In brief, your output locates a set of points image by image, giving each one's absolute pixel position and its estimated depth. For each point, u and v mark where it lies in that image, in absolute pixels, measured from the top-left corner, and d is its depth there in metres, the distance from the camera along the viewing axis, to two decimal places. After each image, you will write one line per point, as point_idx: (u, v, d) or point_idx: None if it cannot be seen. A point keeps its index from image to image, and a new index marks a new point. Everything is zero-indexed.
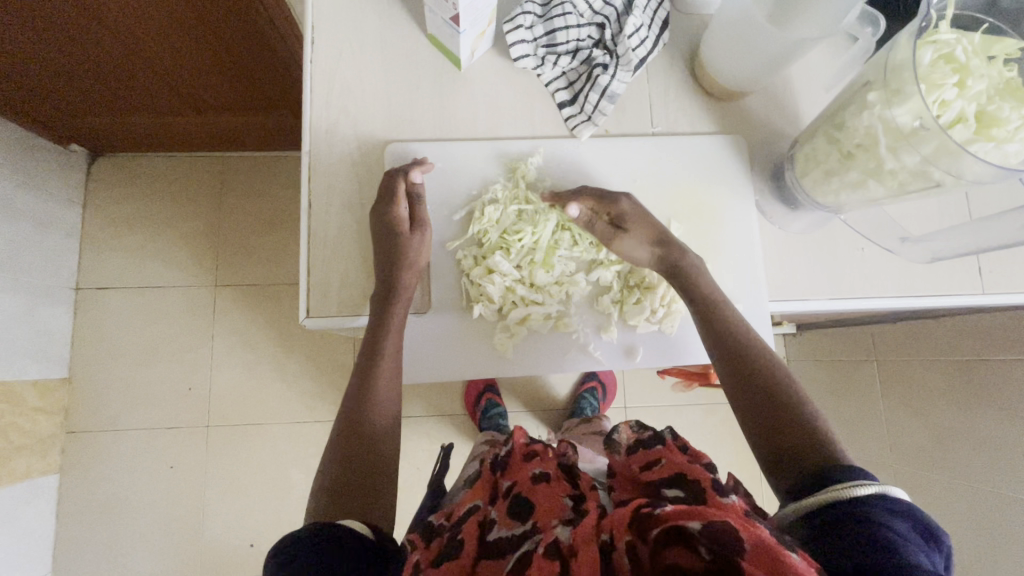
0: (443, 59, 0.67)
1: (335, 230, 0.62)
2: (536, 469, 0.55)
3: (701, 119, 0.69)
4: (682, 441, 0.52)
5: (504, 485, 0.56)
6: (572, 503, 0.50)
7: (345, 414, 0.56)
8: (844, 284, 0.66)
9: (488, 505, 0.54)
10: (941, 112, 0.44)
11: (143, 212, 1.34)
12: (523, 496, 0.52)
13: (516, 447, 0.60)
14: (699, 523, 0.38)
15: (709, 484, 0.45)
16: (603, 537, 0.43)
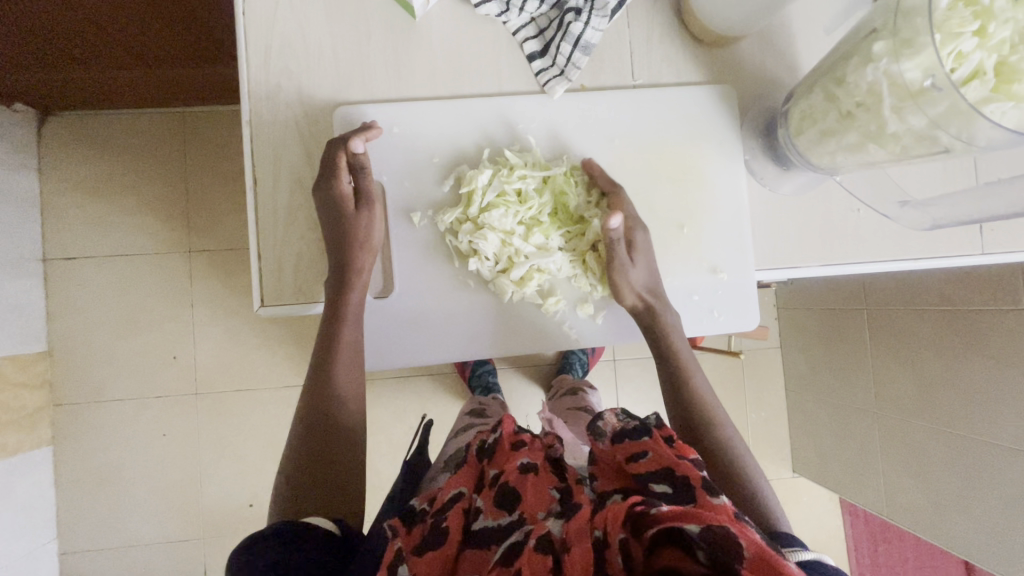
0: (395, 6, 0.59)
1: (285, 210, 0.57)
2: (524, 459, 0.51)
3: (690, 67, 0.62)
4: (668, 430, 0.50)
5: (491, 473, 0.52)
6: (560, 496, 0.48)
7: (304, 411, 0.54)
8: (834, 250, 0.62)
9: (473, 493, 0.51)
10: (954, 71, 0.38)
11: (104, 176, 1.26)
12: (508, 488, 0.49)
13: (504, 433, 0.55)
14: (697, 527, 0.36)
15: (698, 482, 0.44)
16: (597, 532, 0.41)
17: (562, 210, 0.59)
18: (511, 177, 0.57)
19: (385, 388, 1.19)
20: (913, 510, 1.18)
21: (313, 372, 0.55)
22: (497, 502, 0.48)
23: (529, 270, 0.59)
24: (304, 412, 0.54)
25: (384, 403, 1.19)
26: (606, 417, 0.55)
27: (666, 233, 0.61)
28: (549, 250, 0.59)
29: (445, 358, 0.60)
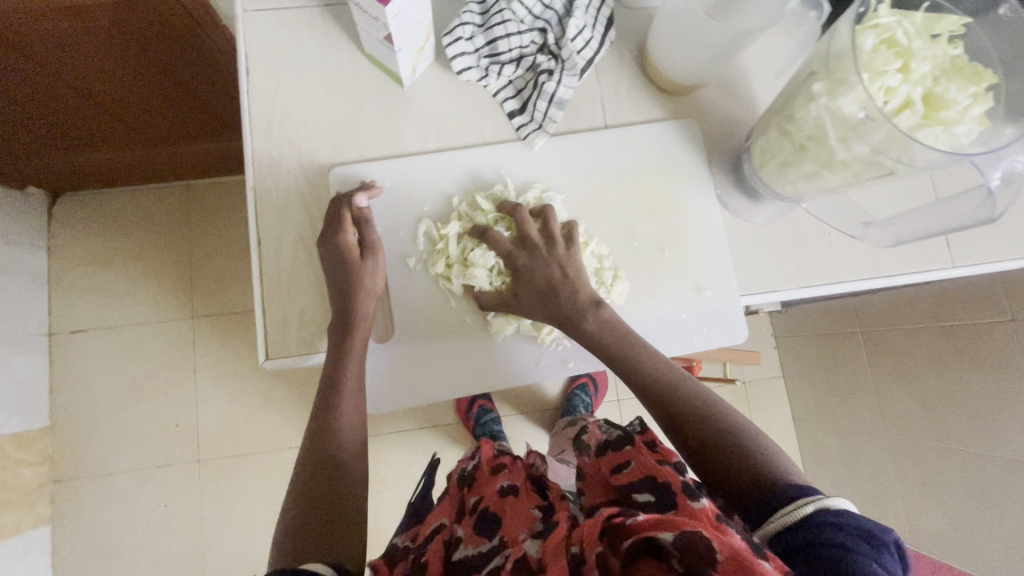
0: (384, 77, 0.65)
1: (287, 264, 0.61)
2: (504, 482, 0.52)
3: (658, 114, 0.67)
4: (650, 435, 0.54)
5: (470, 500, 0.52)
6: (542, 514, 0.48)
7: (308, 451, 0.53)
8: (812, 272, 0.65)
9: (454, 522, 0.50)
10: (887, 107, 0.43)
11: (112, 250, 1.31)
12: (489, 513, 0.48)
13: (483, 459, 0.56)
14: (671, 535, 0.38)
15: (678, 487, 0.45)
16: (573, 549, 0.41)
17: None
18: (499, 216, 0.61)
19: (390, 442, 1.19)
20: (937, 536, 1.15)
21: (315, 415, 0.55)
22: (477, 529, 0.47)
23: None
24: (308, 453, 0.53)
25: (389, 458, 1.18)
26: (591, 433, 0.62)
27: (650, 260, 0.64)
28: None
29: (450, 395, 0.61)
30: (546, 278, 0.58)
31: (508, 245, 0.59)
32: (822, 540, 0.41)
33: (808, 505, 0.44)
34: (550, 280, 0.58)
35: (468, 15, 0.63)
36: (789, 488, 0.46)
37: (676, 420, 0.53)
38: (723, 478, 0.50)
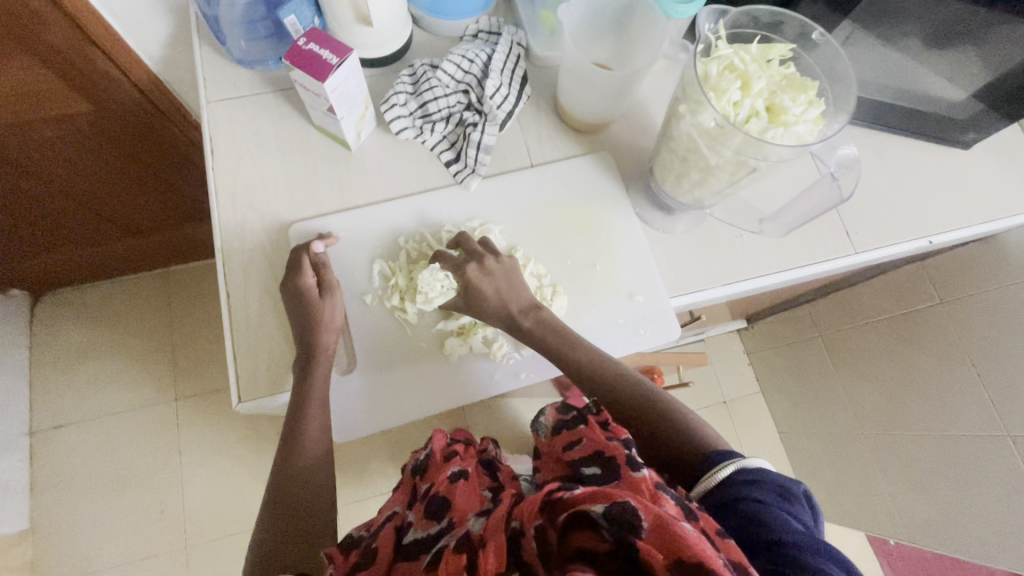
0: (334, 144, 0.74)
1: (256, 314, 0.67)
2: (455, 468, 0.59)
3: (577, 150, 0.77)
4: (604, 415, 0.58)
5: (424, 488, 0.60)
6: (492, 496, 0.56)
7: (277, 475, 0.57)
8: (732, 270, 0.72)
9: (406, 510, 0.57)
10: (734, 118, 0.52)
11: (94, 343, 1.36)
12: (440, 498, 0.55)
13: (437, 449, 0.64)
14: (602, 507, 0.42)
15: (623, 459, 0.49)
16: (513, 524, 0.45)
17: None
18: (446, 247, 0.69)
19: None
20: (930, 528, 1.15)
21: (283, 446, 0.59)
22: (428, 513, 0.53)
23: (471, 324, 0.67)
24: (277, 477, 0.57)
25: None
26: (549, 415, 0.65)
27: (583, 273, 0.72)
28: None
29: (414, 417, 0.65)
30: (478, 300, 0.64)
31: (453, 261, 0.64)
32: (738, 498, 0.46)
33: (727, 470, 0.49)
34: (483, 300, 0.64)
35: (401, 86, 0.73)
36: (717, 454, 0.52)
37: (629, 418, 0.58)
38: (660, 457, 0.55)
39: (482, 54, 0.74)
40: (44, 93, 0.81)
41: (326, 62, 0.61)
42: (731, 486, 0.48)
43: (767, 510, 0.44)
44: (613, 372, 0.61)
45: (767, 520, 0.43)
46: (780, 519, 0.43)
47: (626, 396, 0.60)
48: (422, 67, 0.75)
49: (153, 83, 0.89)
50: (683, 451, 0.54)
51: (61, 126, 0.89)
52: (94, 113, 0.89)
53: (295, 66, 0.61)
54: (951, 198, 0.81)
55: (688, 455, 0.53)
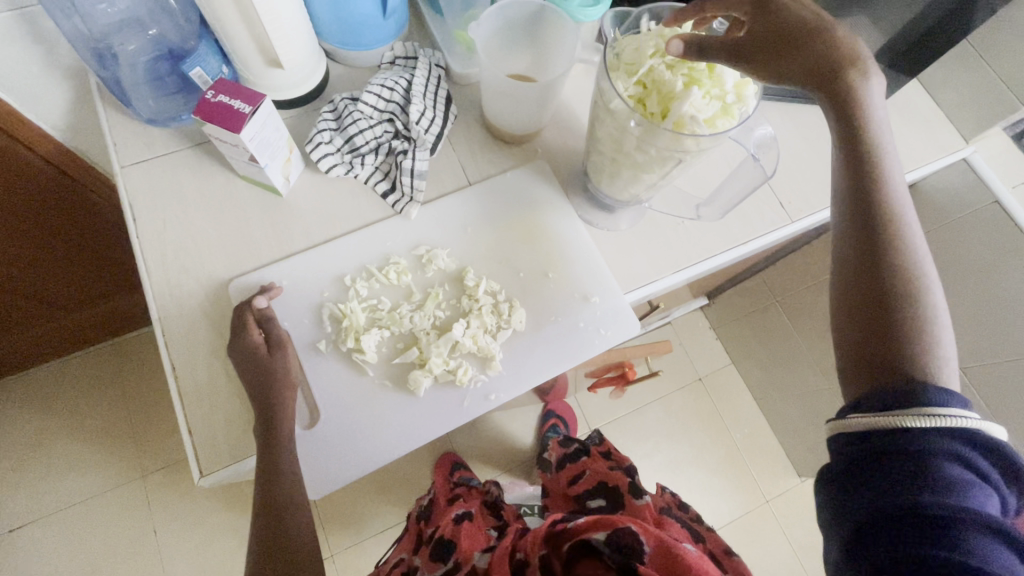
0: (263, 192, 0.72)
1: (205, 379, 0.63)
2: (458, 510, 0.68)
3: (513, 162, 0.78)
4: (604, 448, 0.76)
5: (429, 532, 0.68)
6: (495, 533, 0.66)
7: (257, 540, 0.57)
8: (681, 258, 0.73)
9: (413, 555, 0.65)
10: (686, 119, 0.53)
11: (43, 434, 1.32)
12: (444, 537, 0.63)
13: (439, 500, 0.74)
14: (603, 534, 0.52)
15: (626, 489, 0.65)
16: (518, 556, 0.55)
17: (432, 294, 0.69)
18: (396, 276, 0.69)
19: None
20: None
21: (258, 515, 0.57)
22: (434, 555, 0.61)
23: (425, 352, 0.66)
24: (257, 538, 0.57)
25: None
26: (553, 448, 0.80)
27: (536, 284, 0.71)
28: (447, 316, 0.68)
29: (387, 459, 0.63)
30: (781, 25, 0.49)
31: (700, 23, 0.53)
32: (955, 453, 0.42)
33: (972, 420, 0.42)
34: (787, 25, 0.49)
35: (324, 124, 0.72)
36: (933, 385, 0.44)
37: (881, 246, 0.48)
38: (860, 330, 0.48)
39: (401, 80, 0.74)
40: None
41: (240, 113, 0.59)
42: (927, 438, 0.42)
43: (974, 484, 0.41)
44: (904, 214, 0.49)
45: (952, 494, 0.40)
46: (976, 501, 0.40)
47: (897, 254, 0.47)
48: (342, 101, 0.74)
49: (63, 154, 0.85)
50: (896, 339, 0.46)
51: None
52: (8, 203, 0.87)
53: (207, 121, 0.59)
54: None
55: (889, 346, 0.46)
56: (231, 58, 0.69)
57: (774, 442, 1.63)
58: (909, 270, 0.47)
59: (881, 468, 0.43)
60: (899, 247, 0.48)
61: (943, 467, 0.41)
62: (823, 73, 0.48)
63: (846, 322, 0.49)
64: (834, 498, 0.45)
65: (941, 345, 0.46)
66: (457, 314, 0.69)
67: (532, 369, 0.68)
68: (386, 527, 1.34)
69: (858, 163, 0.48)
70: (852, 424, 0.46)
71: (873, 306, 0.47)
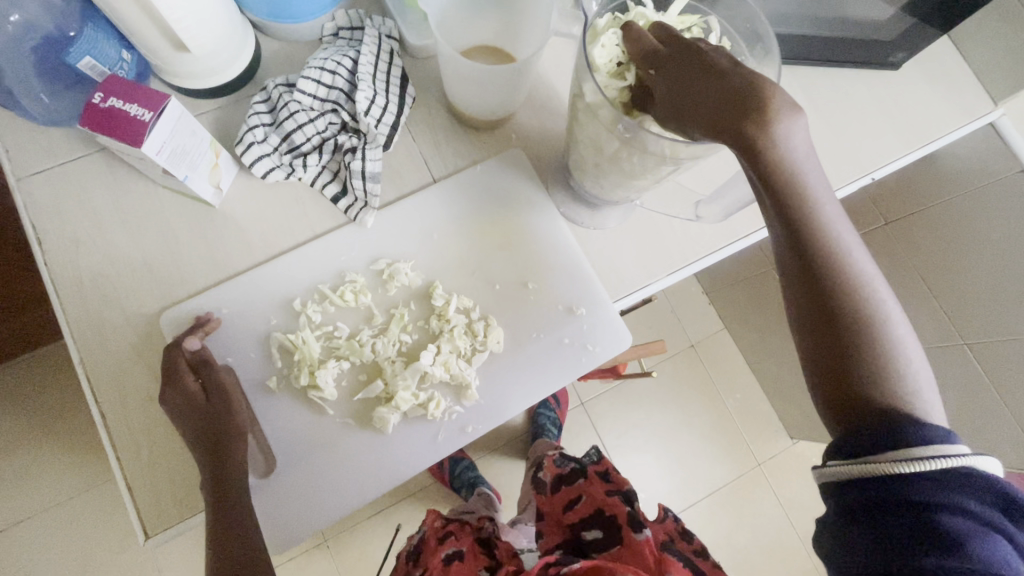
0: (192, 202, 0.61)
1: (143, 428, 0.56)
2: (449, 550, 0.66)
3: (483, 152, 0.67)
4: (602, 465, 0.73)
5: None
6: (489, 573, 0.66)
7: None
8: (677, 258, 0.65)
9: None
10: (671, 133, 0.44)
11: (10, 439, 1.25)
12: None
13: (427, 532, 0.69)
14: None
15: (625, 519, 0.65)
16: None
17: (393, 317, 0.60)
18: (354, 297, 0.60)
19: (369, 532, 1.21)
20: None
21: None
22: None
23: (391, 384, 0.58)
24: None
25: None
26: (546, 469, 0.78)
27: (515, 296, 0.63)
28: (415, 341, 0.61)
29: (357, 505, 0.57)
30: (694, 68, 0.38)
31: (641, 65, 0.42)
32: (944, 504, 0.36)
33: (958, 461, 0.36)
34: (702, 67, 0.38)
35: (256, 118, 0.61)
36: (923, 429, 0.37)
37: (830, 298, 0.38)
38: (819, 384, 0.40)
39: (344, 60, 0.62)
40: None
41: (139, 122, 0.48)
42: (921, 488, 0.36)
43: (976, 536, 0.36)
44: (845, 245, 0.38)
45: (946, 550, 0.36)
46: (976, 558, 0.35)
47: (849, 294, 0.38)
48: (276, 88, 0.62)
49: None
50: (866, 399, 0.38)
51: None
52: None
53: (99, 132, 0.49)
54: (887, 125, 0.75)
55: (863, 409, 0.38)
56: (133, 43, 0.56)
57: (767, 407, 1.62)
58: (866, 302, 0.38)
59: (863, 522, 0.38)
60: (855, 289, 0.38)
61: (938, 520, 0.36)
62: (723, 133, 0.36)
63: (809, 380, 0.41)
64: (824, 544, 0.41)
65: (914, 369, 0.39)
66: (426, 337, 0.61)
67: (512, 393, 0.61)
68: (377, 514, 1.32)
69: (786, 204, 0.37)
70: (830, 475, 0.40)
71: (833, 368, 0.39)
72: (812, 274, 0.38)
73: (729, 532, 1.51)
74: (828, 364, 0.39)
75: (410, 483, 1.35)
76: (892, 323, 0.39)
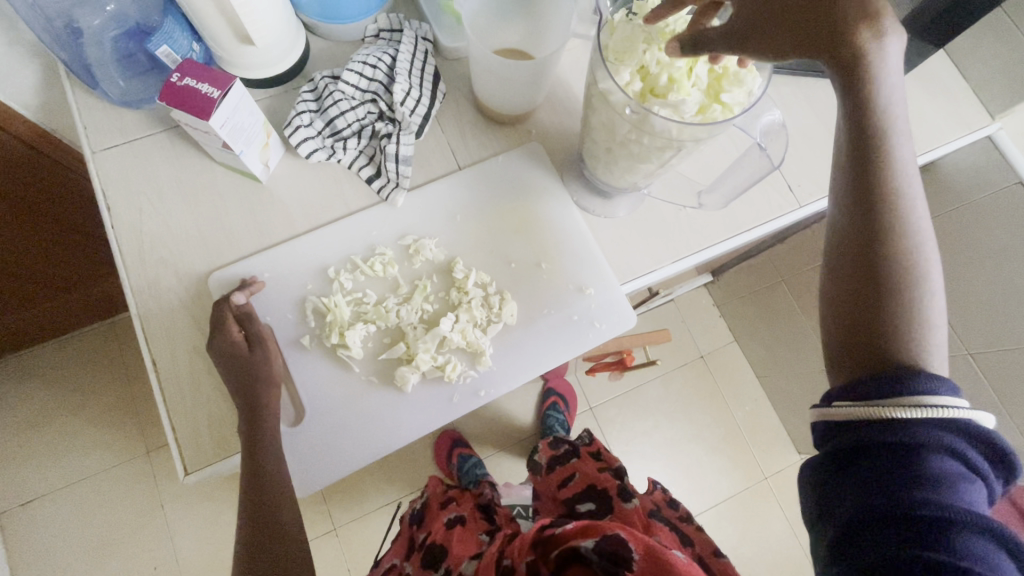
0: (242, 178, 0.68)
1: (188, 376, 0.62)
2: (449, 515, 0.71)
3: (505, 144, 0.73)
4: (595, 445, 0.77)
5: (420, 537, 0.70)
6: (486, 538, 0.68)
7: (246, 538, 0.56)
8: (681, 246, 0.70)
9: (404, 561, 0.69)
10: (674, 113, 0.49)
11: (49, 412, 1.33)
12: (436, 544, 0.66)
13: (430, 500, 0.76)
14: (591, 541, 0.54)
15: (615, 491, 0.69)
16: (506, 562, 0.59)
17: (418, 286, 0.66)
18: (381, 268, 0.66)
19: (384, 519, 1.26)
20: None
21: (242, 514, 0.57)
22: (426, 563, 0.65)
23: (412, 347, 0.64)
24: (247, 537, 0.56)
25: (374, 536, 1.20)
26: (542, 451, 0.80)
27: (528, 274, 0.69)
28: (435, 309, 0.66)
29: (377, 457, 0.62)
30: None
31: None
32: (939, 443, 0.39)
33: (958, 409, 0.39)
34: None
35: (303, 105, 0.68)
36: (926, 376, 0.40)
37: (881, 224, 0.43)
38: (846, 307, 0.45)
39: (385, 56, 0.69)
40: None
41: (208, 98, 0.55)
42: (921, 427, 0.39)
43: (966, 477, 0.38)
44: (906, 185, 0.44)
45: (943, 487, 0.37)
46: (967, 496, 0.37)
47: (886, 225, 0.43)
48: (323, 80, 0.69)
49: (41, 136, 0.81)
50: (890, 331, 0.42)
51: None
52: None
53: (173, 106, 0.56)
54: None
55: (883, 339, 0.42)
56: (203, 35, 0.64)
57: (775, 421, 1.62)
58: (913, 244, 0.43)
59: (864, 462, 0.40)
60: (899, 227, 0.43)
61: (933, 458, 0.38)
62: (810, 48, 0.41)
63: (838, 311, 0.45)
64: (823, 491, 0.42)
65: (935, 324, 0.43)
66: (446, 307, 0.67)
67: (524, 362, 0.66)
68: (387, 504, 1.36)
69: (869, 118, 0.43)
70: (836, 414, 0.43)
71: (867, 295, 0.43)
72: (868, 200, 0.44)
73: (734, 544, 1.51)
74: (856, 287, 0.44)
75: (420, 474, 1.38)
76: (929, 275, 0.43)
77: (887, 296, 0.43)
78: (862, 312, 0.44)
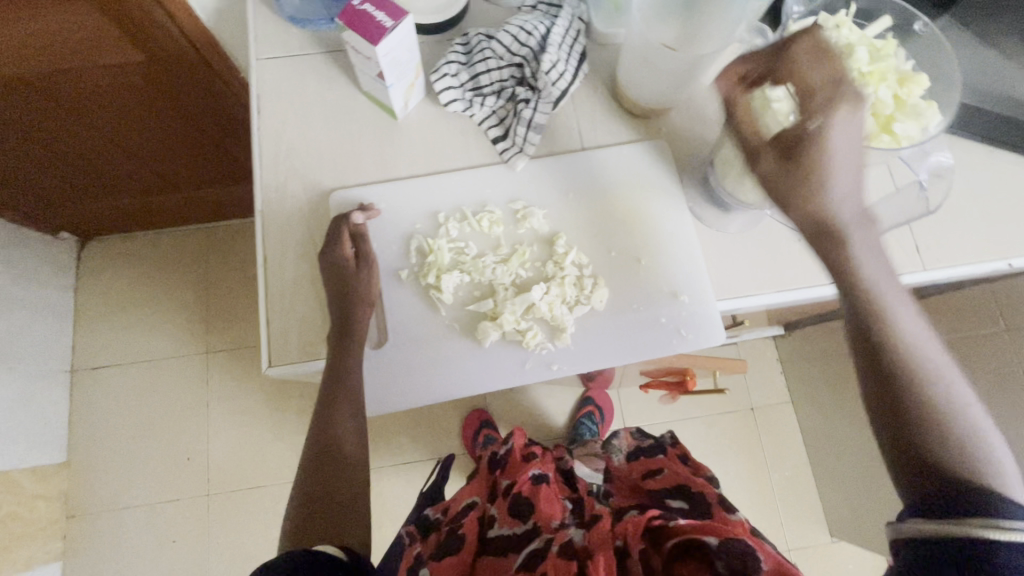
0: (379, 111, 0.72)
1: (290, 278, 0.66)
2: (536, 471, 0.74)
3: (632, 136, 0.73)
4: (681, 449, 0.78)
5: (505, 484, 0.77)
6: (574, 507, 0.70)
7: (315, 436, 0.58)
8: (787, 278, 0.67)
9: (488, 503, 0.77)
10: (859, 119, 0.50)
11: (133, 292, 1.45)
12: (523, 497, 0.71)
13: (515, 451, 0.82)
14: (715, 540, 0.53)
15: (714, 497, 0.65)
16: (618, 541, 0.60)
17: (515, 252, 0.67)
18: (485, 225, 0.68)
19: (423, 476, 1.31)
20: None
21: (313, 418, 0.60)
22: (511, 513, 0.70)
23: (498, 306, 0.65)
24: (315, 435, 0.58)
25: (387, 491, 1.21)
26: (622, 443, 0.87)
27: (624, 267, 0.68)
28: (527, 276, 0.67)
29: (439, 400, 0.64)
30: None
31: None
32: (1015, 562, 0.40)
33: None
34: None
35: (453, 55, 0.71)
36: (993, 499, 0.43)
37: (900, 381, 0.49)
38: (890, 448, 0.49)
39: (541, 25, 0.70)
40: (103, 47, 0.82)
41: (381, 25, 0.58)
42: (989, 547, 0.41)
43: None
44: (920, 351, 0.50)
45: None
46: None
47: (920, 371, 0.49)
48: (476, 36, 0.71)
49: (208, 37, 0.88)
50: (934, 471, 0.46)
51: (123, 90, 0.93)
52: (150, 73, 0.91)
53: (347, 27, 0.59)
54: None
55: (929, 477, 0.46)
56: None
57: (812, 495, 1.53)
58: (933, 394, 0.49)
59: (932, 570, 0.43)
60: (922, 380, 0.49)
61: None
62: None
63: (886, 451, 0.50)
64: None
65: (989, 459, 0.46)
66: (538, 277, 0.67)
67: (601, 349, 0.66)
68: (407, 462, 1.39)
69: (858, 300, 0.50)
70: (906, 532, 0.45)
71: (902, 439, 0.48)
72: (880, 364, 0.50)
73: None
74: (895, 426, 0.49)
75: (445, 444, 1.41)
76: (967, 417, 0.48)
77: (927, 423, 0.48)
78: (909, 434, 0.48)
